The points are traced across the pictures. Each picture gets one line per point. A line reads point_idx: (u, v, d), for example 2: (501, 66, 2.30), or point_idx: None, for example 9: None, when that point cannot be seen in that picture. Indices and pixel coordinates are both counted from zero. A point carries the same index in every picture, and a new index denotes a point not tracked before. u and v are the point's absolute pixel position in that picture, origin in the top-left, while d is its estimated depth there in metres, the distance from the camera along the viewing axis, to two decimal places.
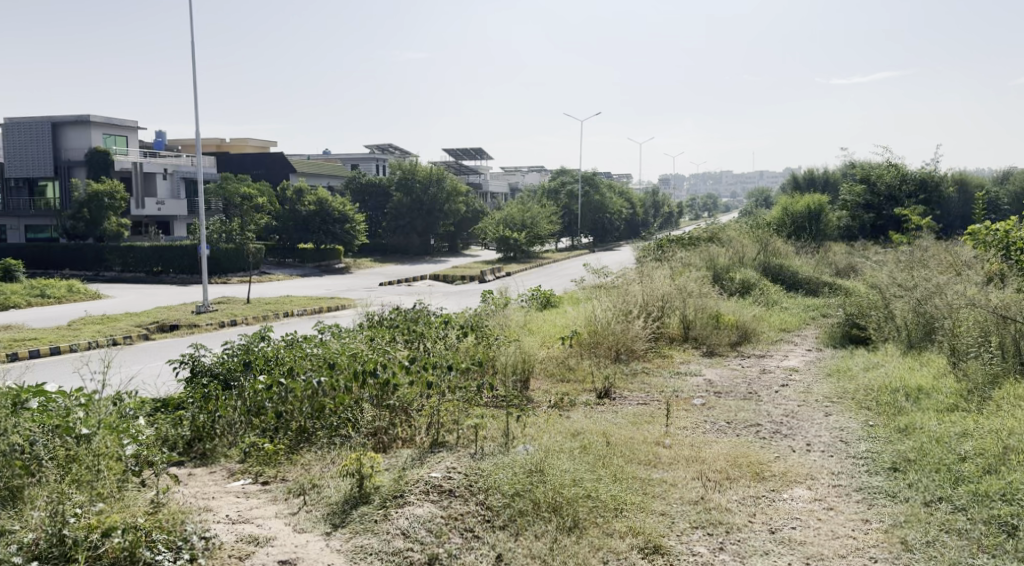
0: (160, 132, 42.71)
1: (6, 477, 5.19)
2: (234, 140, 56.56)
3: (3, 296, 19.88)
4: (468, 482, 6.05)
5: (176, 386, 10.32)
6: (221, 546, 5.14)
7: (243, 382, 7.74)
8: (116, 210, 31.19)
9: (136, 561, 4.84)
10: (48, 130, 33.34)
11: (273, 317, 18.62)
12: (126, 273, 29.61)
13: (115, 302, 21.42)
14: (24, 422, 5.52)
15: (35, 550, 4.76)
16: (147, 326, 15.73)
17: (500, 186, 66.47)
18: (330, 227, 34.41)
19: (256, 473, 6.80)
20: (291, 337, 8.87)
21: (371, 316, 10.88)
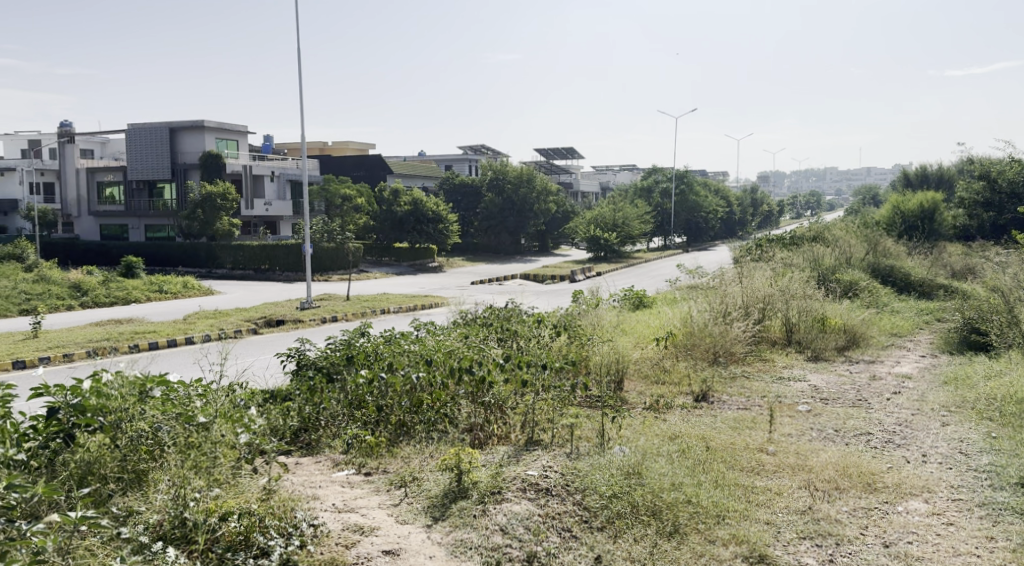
0: (267, 137, 44.42)
1: (133, 461, 5.50)
2: (334, 142, 58.15)
3: (124, 291, 21.01)
4: (564, 482, 6.06)
5: (282, 379, 10.69)
6: (328, 534, 5.33)
7: (346, 376, 8.00)
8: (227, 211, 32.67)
9: (251, 545, 5.07)
10: (166, 134, 35.16)
11: (371, 313, 19.11)
12: (235, 270, 30.91)
13: (224, 297, 22.36)
14: (149, 411, 5.77)
15: (160, 530, 5.02)
16: (255, 321, 16.39)
17: (591, 186, 66.25)
18: (422, 228, 34.95)
19: (359, 463, 6.98)
20: (389, 333, 9.13)
21: (466, 314, 10.99)
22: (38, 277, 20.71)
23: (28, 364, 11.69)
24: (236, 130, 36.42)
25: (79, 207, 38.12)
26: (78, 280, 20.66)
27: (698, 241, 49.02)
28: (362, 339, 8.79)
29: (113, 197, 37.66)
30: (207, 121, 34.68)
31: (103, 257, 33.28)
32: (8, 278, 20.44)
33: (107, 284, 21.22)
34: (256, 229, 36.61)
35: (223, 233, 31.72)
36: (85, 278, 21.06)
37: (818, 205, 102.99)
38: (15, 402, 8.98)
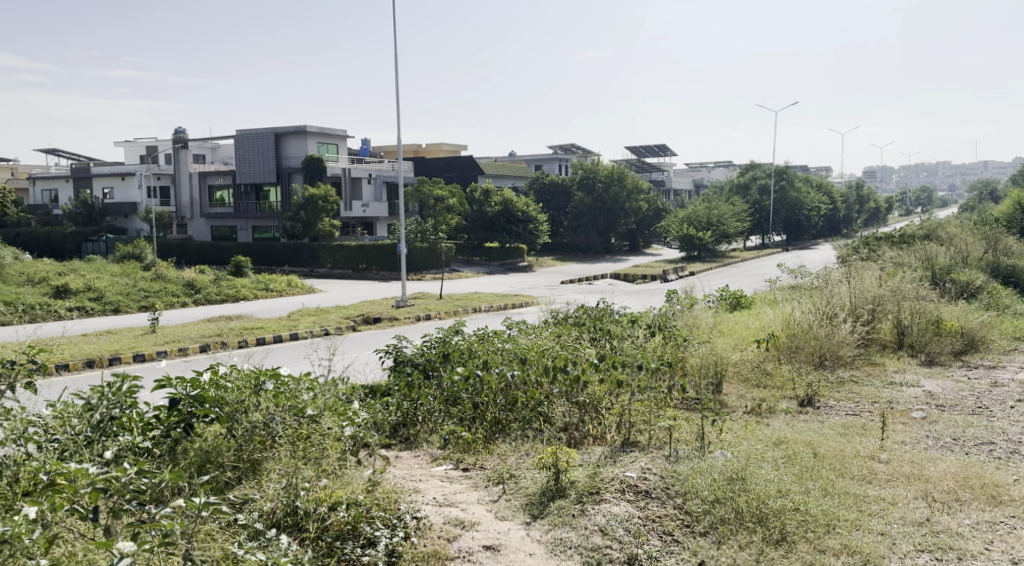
0: (365, 140, 45.54)
1: (247, 451, 5.75)
2: (428, 144, 59.25)
3: (233, 289, 21.91)
4: (665, 485, 6.00)
5: (383, 375, 10.92)
6: (431, 527, 5.45)
7: (442, 373, 8.14)
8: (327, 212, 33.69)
9: (359, 534, 5.24)
10: (271, 139, 36.56)
11: (464, 313, 19.32)
12: (334, 270, 31.80)
13: (324, 296, 23.01)
14: (263, 403, 6.02)
15: (273, 517, 5.24)
16: (354, 318, 16.80)
17: (685, 184, 65.29)
18: (513, 227, 35.14)
19: (456, 459, 7.07)
20: (484, 331, 9.24)
21: (561, 313, 10.99)
22: (155, 275, 21.85)
23: (147, 358, 12.34)
24: (336, 134, 37.53)
25: (192, 209, 40.00)
26: (191, 278, 21.69)
27: (798, 240, 47.54)
28: (456, 337, 8.96)
29: (222, 199, 39.35)
30: (309, 127, 35.91)
31: (212, 256, 34.80)
32: (128, 277, 21.63)
33: (218, 283, 22.16)
34: (354, 229, 37.56)
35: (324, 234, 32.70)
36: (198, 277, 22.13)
37: (930, 202, 98.32)
38: (140, 393, 9.53)
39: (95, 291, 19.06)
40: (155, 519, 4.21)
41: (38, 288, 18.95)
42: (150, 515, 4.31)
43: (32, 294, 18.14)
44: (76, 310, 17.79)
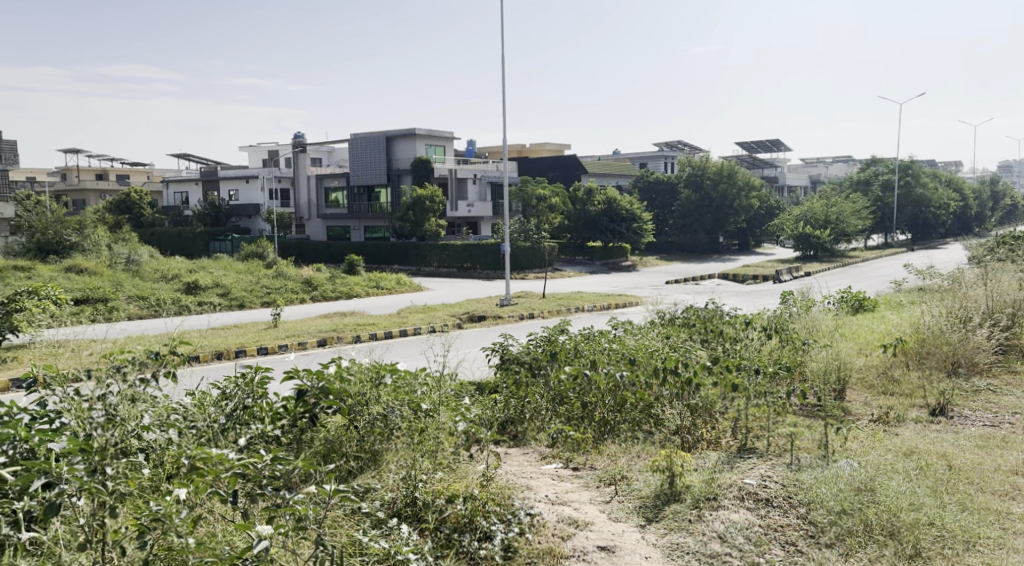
0: (471, 142, 46.21)
1: (371, 442, 6.04)
2: (533, 144, 59.63)
3: (347, 286, 22.62)
4: (787, 494, 5.83)
5: (491, 374, 11.00)
6: (545, 524, 5.46)
7: (548, 372, 8.17)
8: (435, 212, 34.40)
9: (475, 528, 5.31)
10: (382, 142, 37.61)
11: (567, 312, 19.28)
12: (441, 269, 32.35)
13: (432, 294, 23.45)
14: (384, 395, 6.21)
15: (395, 507, 5.39)
16: (459, 316, 17.05)
17: (799, 180, 63.24)
18: (617, 227, 34.81)
19: (566, 458, 7.05)
20: (590, 331, 9.23)
21: (668, 314, 10.83)
22: (275, 273, 22.84)
23: (270, 351, 12.88)
24: (443, 136, 38.21)
25: (309, 210, 41.57)
26: (309, 276, 22.55)
27: (924, 240, 45.13)
28: (561, 336, 8.97)
29: (337, 201, 40.68)
30: (419, 130, 36.74)
31: (327, 255, 36.00)
32: (252, 274, 22.66)
33: (333, 281, 22.91)
34: (460, 229, 38.10)
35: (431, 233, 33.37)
36: (314, 274, 22.98)
37: None
38: (269, 384, 10.08)
39: (222, 288, 20.04)
40: (288, 504, 4.43)
41: (171, 284, 20.09)
42: (283, 500, 4.53)
43: (166, 289, 19.24)
44: (205, 304, 18.74)
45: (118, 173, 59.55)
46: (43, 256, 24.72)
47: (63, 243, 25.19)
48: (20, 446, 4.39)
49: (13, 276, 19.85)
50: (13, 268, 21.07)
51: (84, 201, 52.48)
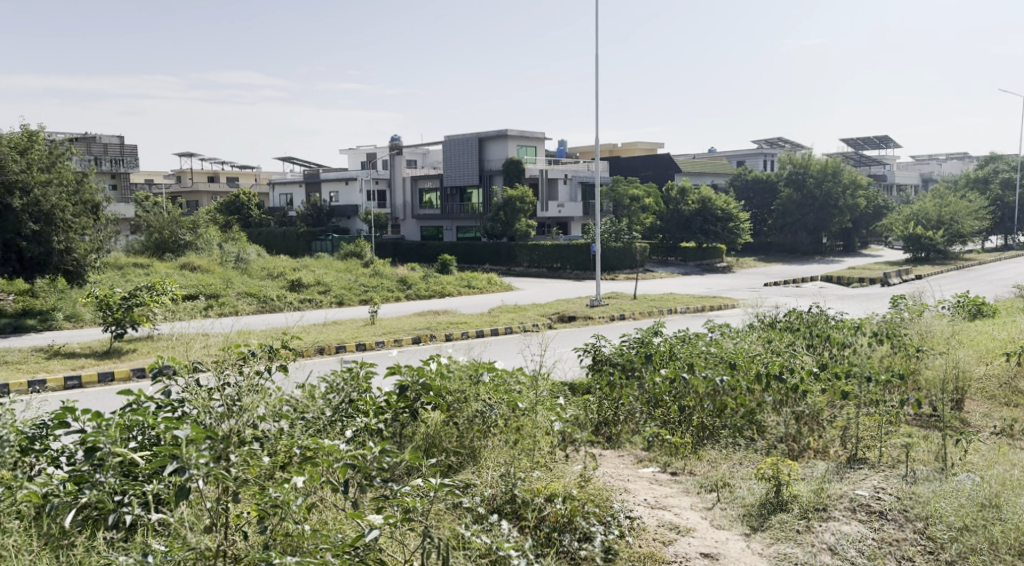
0: (563, 142, 46.26)
1: (469, 438, 6.17)
2: (627, 143, 59.21)
3: (440, 285, 22.95)
4: (901, 506, 5.59)
5: (585, 374, 10.93)
6: (645, 528, 5.40)
7: (643, 373, 8.05)
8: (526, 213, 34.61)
9: (575, 528, 5.29)
10: (475, 144, 38.13)
11: (659, 313, 19.03)
12: (531, 268, 32.45)
13: (524, 294, 23.53)
14: (482, 392, 6.40)
15: (494, 503, 5.43)
16: (549, 316, 17.10)
17: (910, 178, 60.56)
18: (711, 227, 34.25)
19: (663, 462, 6.94)
20: (685, 333, 9.10)
21: (768, 316, 10.58)
22: (372, 272, 23.38)
23: (368, 347, 13.19)
24: (535, 136, 38.31)
25: (404, 211, 42.41)
26: (404, 275, 23.01)
27: None
28: (654, 338, 8.86)
29: (430, 201, 41.30)
30: (511, 131, 37.02)
31: (421, 254, 36.60)
32: (351, 272, 23.27)
33: (427, 280, 23.30)
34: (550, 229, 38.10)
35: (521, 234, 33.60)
36: (409, 273, 23.45)
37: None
38: (372, 379, 10.36)
39: (323, 285, 20.68)
40: (396, 496, 4.56)
41: (275, 281, 20.85)
42: (391, 492, 4.67)
43: (271, 287, 19.96)
44: (307, 301, 19.35)
45: (228, 176, 62.26)
46: (160, 254, 26.05)
47: (178, 242, 26.49)
48: (147, 432, 4.71)
49: (133, 272, 20.99)
50: (133, 265, 22.27)
51: (197, 202, 55.10)
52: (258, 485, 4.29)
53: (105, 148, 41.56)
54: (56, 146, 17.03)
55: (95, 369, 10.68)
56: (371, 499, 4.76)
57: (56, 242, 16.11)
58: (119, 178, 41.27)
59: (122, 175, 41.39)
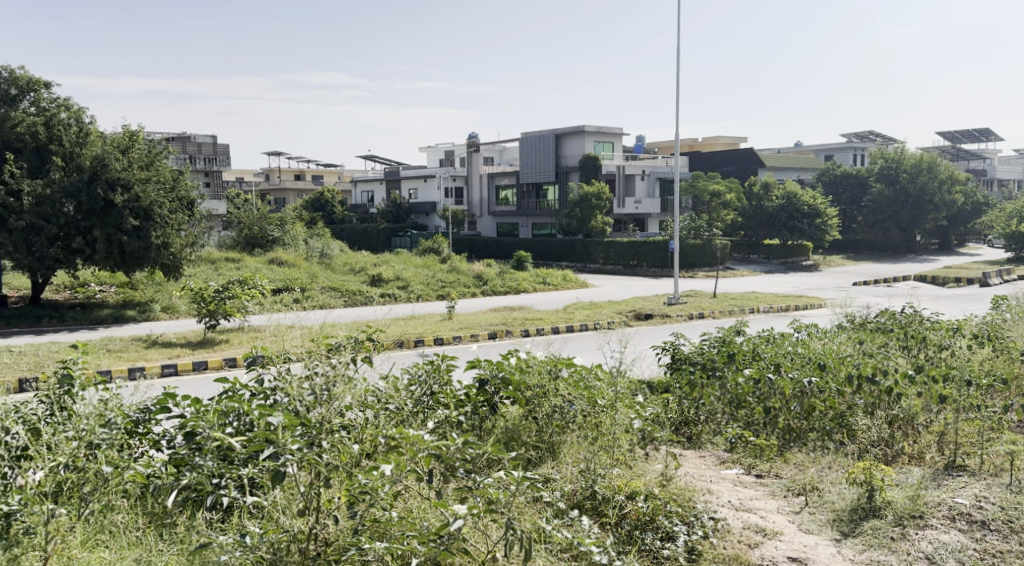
0: (641, 138, 45.80)
1: (548, 433, 6.19)
2: (708, 138, 58.21)
3: (516, 282, 23.04)
4: (1005, 517, 5.35)
5: (663, 373, 10.79)
6: (730, 530, 5.28)
7: (725, 372, 7.88)
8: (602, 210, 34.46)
9: (658, 528, 5.23)
10: (552, 141, 38.26)
11: (741, 312, 18.63)
12: (607, 266, 32.24)
13: (600, 291, 23.38)
14: (564, 388, 6.42)
15: (574, 499, 5.43)
16: (626, 314, 16.95)
17: (1012, 173, 57.65)
18: (797, 224, 33.26)
19: (748, 464, 6.79)
20: (769, 333, 8.90)
21: (854, 316, 10.26)
22: (450, 268, 23.62)
23: (445, 341, 13.33)
24: (612, 132, 38.05)
25: (481, 208, 42.72)
26: (481, 272, 23.19)
27: None
28: (736, 337, 8.73)
29: (507, 198, 41.51)
30: (588, 126, 36.90)
31: (497, 251, 36.76)
32: (429, 268, 23.56)
33: (503, 276, 23.41)
34: (626, 226, 37.80)
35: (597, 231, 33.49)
36: (486, 270, 23.62)
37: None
38: (452, 372, 10.52)
39: (402, 281, 21.00)
40: (479, 487, 4.61)
41: (357, 277, 21.28)
42: (474, 483, 4.72)
43: (353, 282, 20.39)
44: (388, 296, 19.67)
45: (314, 174, 63.88)
46: (250, 249, 26.88)
47: (267, 238, 27.30)
48: (243, 419, 4.89)
49: (225, 267, 21.75)
50: (225, 260, 23.06)
51: (284, 199, 56.72)
52: (347, 470, 4.42)
53: (200, 147, 43.24)
54: (154, 145, 17.78)
55: (190, 358, 11.10)
56: (455, 489, 4.81)
57: (154, 237, 16.60)
58: (211, 175, 42.95)
59: (215, 173, 42.88)
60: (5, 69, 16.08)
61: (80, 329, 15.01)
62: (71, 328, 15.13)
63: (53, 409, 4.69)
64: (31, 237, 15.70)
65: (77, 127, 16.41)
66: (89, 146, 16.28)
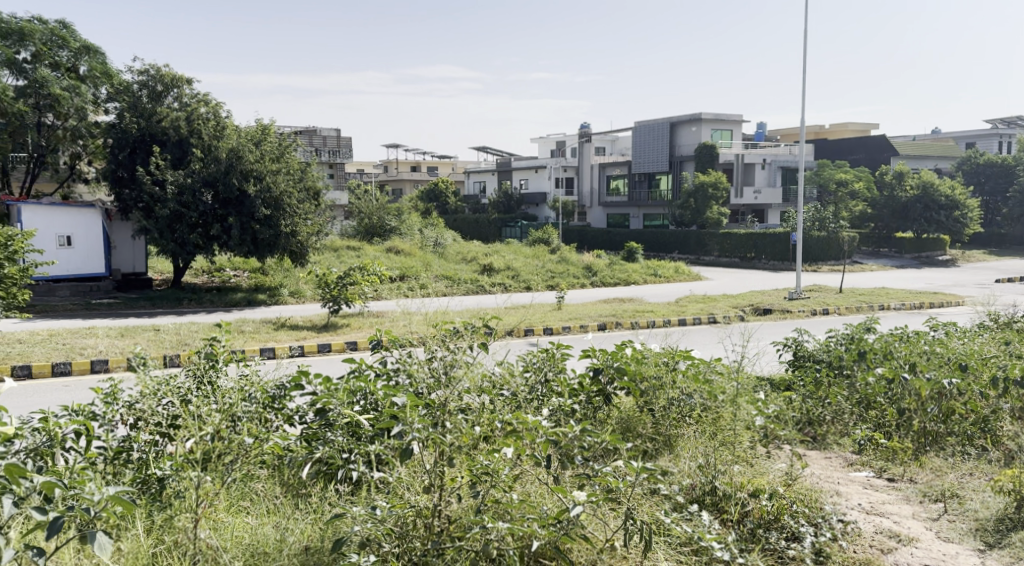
0: (762, 126, 44.36)
1: (664, 426, 6.08)
2: (835, 125, 55.74)
3: (626, 273, 22.79)
4: None
5: (783, 369, 10.41)
6: (861, 533, 5.04)
7: (856, 373, 7.51)
8: (719, 200, 33.53)
9: (783, 527, 5.06)
10: (667, 129, 37.54)
11: (868, 308, 17.75)
12: (722, 258, 31.41)
13: (714, 284, 22.82)
14: (685, 383, 6.26)
15: (693, 493, 5.32)
16: (744, 308, 16.46)
17: None
18: (934, 215, 31.35)
19: (879, 467, 6.43)
20: (902, 332, 8.46)
21: (993, 316, 9.60)
22: (560, 258, 23.57)
23: (555, 331, 13.31)
24: (732, 120, 36.95)
25: (591, 198, 42.49)
26: (591, 263, 23.06)
27: None
28: (866, 335, 8.33)
29: (619, 188, 41.14)
30: (705, 114, 36.00)
31: (607, 242, 36.48)
32: (539, 258, 23.62)
33: (612, 268, 23.17)
34: (744, 217, 36.71)
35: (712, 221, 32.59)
36: (596, 260, 23.47)
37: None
38: (568, 360, 10.53)
39: (512, 271, 21.15)
40: (598, 475, 4.58)
41: (469, 266, 21.56)
42: (593, 471, 4.70)
43: (465, 271, 20.66)
44: (499, 284, 19.83)
45: (429, 165, 65.12)
46: (369, 238, 27.67)
47: (385, 227, 28.05)
48: (368, 398, 5.04)
49: (345, 254, 22.47)
50: (345, 247, 23.84)
51: (401, 190, 58.10)
52: (468, 452, 4.50)
53: (324, 140, 44.90)
54: (283, 138, 18.55)
55: (314, 341, 11.53)
56: (574, 476, 4.79)
57: (284, 225, 17.38)
58: (334, 166, 44.48)
59: (338, 165, 44.45)
60: (153, 68, 17.04)
61: (215, 311, 15.89)
62: (207, 310, 16.01)
63: (200, 382, 4.93)
64: (174, 224, 16.70)
65: (214, 122, 17.36)
66: (225, 139, 17.13)
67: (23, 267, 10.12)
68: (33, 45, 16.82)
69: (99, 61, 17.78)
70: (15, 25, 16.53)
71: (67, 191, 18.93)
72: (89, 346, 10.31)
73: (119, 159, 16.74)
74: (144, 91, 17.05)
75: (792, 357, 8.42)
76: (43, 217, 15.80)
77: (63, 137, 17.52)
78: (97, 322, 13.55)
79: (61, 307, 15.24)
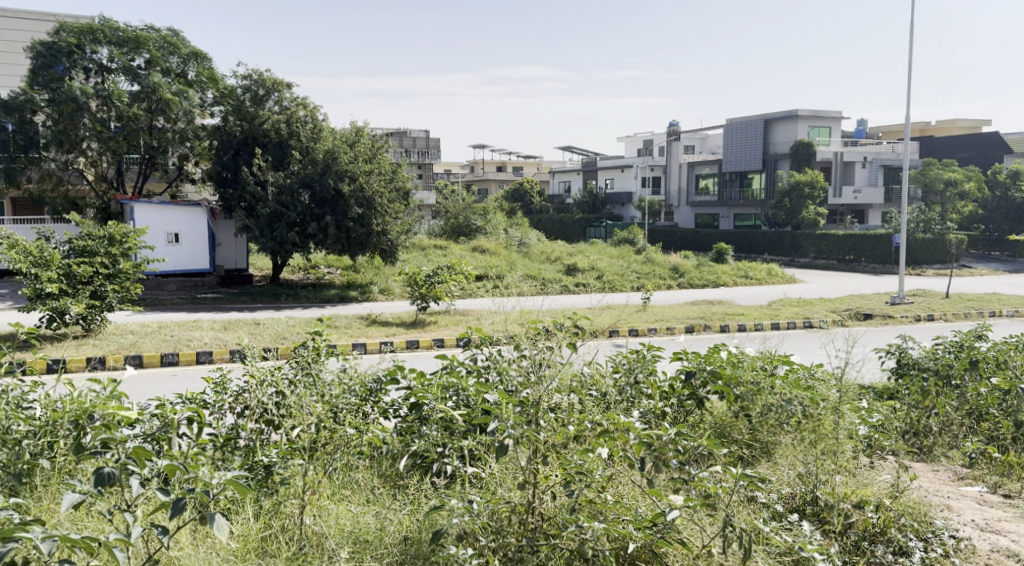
0: (863, 123, 42.75)
1: (762, 432, 5.87)
2: (940, 122, 53.29)
3: (715, 275, 22.30)
4: None
5: (885, 378, 9.96)
6: (976, 551, 4.75)
7: (966, 383, 7.12)
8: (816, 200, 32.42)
9: (889, 541, 4.83)
10: (761, 126, 36.55)
11: (978, 314, 16.86)
12: (819, 260, 30.37)
13: (809, 287, 22.09)
14: (783, 389, 6.04)
15: (793, 502, 5.14)
16: (842, 313, 15.86)
17: None
18: None
19: (993, 482, 6.06)
20: (1014, 340, 7.97)
21: None
22: (646, 259, 23.25)
23: (640, 333, 13.18)
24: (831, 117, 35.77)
25: (679, 198, 41.85)
26: (678, 264, 22.66)
27: None
28: (976, 342, 7.86)
29: (708, 187, 40.36)
30: (801, 111, 34.94)
31: (694, 242, 35.85)
32: (624, 259, 23.38)
33: (701, 269, 22.73)
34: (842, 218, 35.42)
35: (808, 222, 31.58)
36: (683, 261, 23.06)
37: None
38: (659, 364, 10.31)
39: (597, 271, 21.00)
40: (693, 478, 4.47)
41: (554, 266, 21.53)
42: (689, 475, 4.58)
43: (550, 271, 20.64)
44: (584, 285, 19.73)
45: (515, 165, 65.42)
46: (455, 238, 27.96)
47: (471, 227, 28.28)
48: (461, 394, 5.06)
49: (433, 253, 22.76)
50: (432, 247, 24.15)
51: (487, 190, 58.55)
52: (563, 450, 4.44)
53: (414, 141, 45.66)
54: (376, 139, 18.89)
55: (404, 337, 11.69)
56: (669, 479, 4.69)
57: (375, 225, 17.77)
58: (423, 167, 45.18)
59: (427, 165, 45.13)
60: (256, 72, 17.68)
61: (309, 307, 16.34)
62: (303, 306, 16.44)
63: (302, 372, 5.06)
64: (273, 223, 17.26)
65: (313, 124, 17.87)
66: (322, 140, 17.63)
67: (136, 263, 10.59)
68: (147, 52, 17.70)
69: (206, 67, 18.55)
70: (131, 33, 17.49)
71: (174, 190, 19.76)
72: (193, 338, 10.74)
73: (223, 161, 17.42)
74: (247, 94, 17.73)
75: (897, 363, 7.98)
76: (152, 215, 16.47)
77: (172, 139, 18.07)
78: (201, 316, 14.11)
79: (167, 300, 15.93)
